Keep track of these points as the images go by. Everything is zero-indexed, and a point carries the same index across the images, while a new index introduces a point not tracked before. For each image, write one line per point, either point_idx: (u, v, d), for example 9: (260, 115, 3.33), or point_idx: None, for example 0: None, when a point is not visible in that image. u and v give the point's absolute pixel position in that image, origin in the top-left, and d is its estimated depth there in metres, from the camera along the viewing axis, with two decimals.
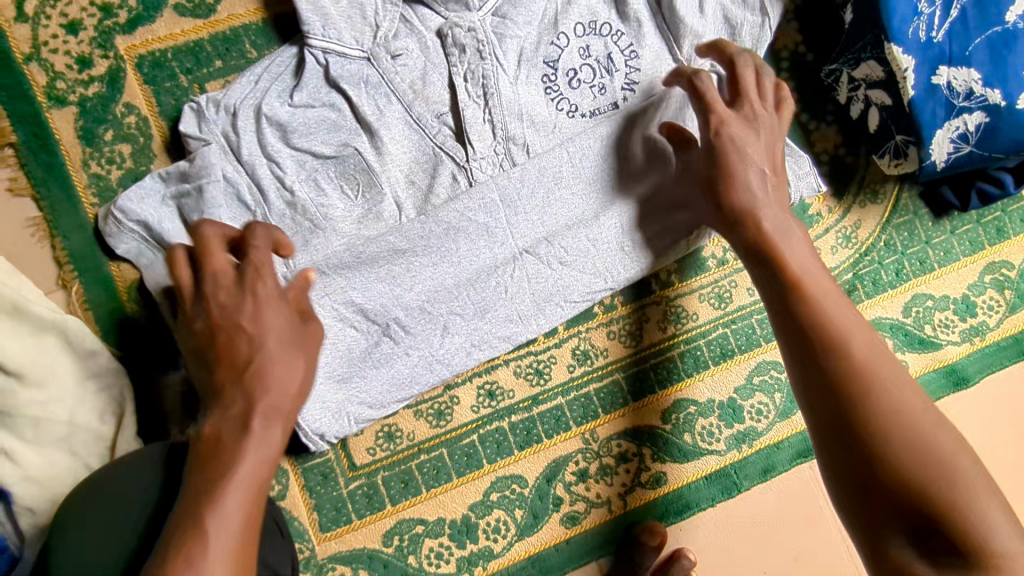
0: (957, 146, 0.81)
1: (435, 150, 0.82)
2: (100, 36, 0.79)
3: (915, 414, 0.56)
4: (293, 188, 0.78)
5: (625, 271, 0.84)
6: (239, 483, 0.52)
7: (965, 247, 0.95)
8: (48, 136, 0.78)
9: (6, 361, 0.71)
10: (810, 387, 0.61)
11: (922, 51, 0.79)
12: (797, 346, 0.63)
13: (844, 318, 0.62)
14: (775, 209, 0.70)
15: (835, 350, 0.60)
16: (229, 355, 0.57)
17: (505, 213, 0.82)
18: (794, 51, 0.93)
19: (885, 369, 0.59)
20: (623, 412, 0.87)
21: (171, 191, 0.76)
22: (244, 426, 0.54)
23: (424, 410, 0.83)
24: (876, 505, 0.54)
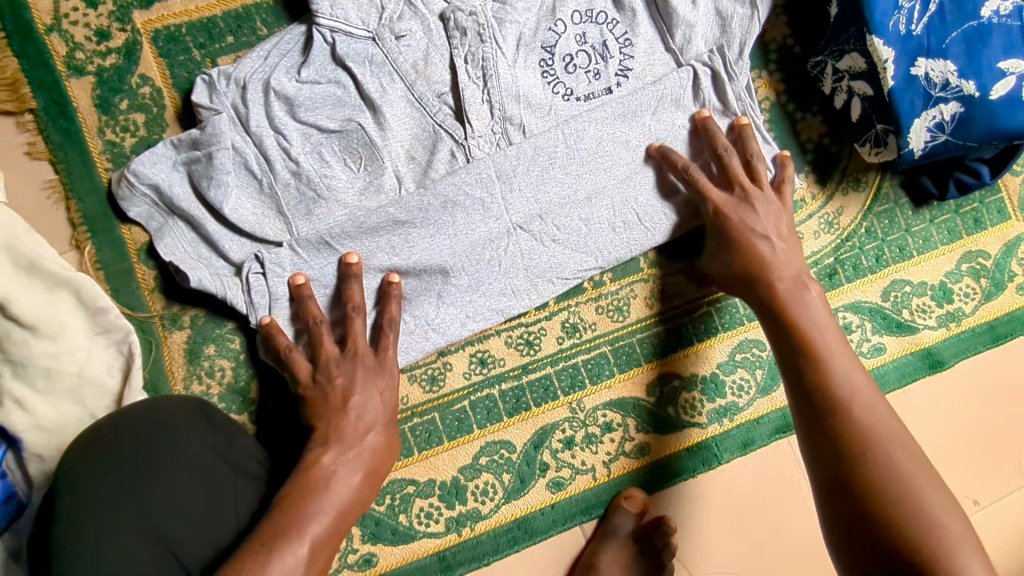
0: (933, 135, 0.85)
1: (435, 128, 0.85)
2: (119, 10, 0.83)
3: (910, 474, 0.65)
4: (295, 159, 0.82)
5: (615, 252, 0.88)
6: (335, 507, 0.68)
7: (943, 236, 0.99)
8: (66, 103, 0.82)
9: (21, 313, 0.75)
10: (817, 441, 0.71)
11: (901, 43, 0.83)
12: (809, 404, 0.73)
13: (852, 380, 0.73)
14: (796, 282, 0.81)
15: (842, 408, 0.71)
16: (357, 417, 0.75)
17: (500, 188, 0.85)
18: (783, 43, 0.97)
19: (888, 431, 0.69)
20: (656, 363, 0.91)
21: (182, 159, 0.80)
22: (353, 475, 0.72)
23: (418, 375, 0.86)
24: (863, 541, 0.64)
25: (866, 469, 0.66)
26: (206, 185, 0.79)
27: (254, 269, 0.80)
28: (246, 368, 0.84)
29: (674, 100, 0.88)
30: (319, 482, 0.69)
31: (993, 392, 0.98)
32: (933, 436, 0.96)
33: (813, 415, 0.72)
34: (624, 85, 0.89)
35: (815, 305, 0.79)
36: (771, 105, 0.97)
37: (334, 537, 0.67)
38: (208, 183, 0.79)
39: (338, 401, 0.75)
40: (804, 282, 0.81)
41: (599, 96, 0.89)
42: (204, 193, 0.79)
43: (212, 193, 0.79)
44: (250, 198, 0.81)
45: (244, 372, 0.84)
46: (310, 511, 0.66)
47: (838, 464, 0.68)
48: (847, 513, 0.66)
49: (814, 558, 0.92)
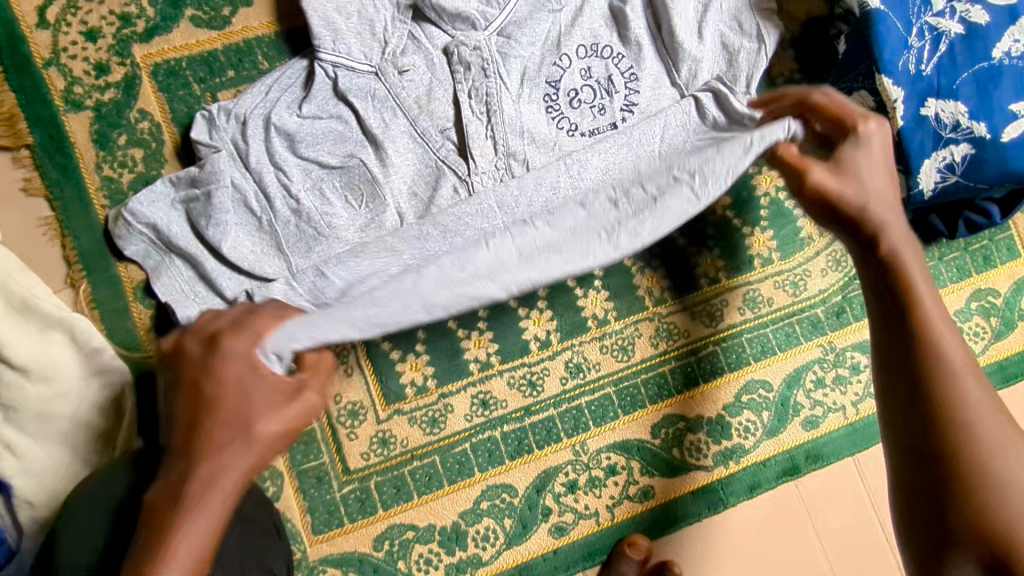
0: (943, 175, 0.83)
1: (439, 163, 0.84)
2: (118, 44, 0.82)
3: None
4: (293, 192, 0.80)
5: (627, 232, 0.68)
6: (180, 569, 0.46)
7: (952, 274, 0.97)
8: (64, 139, 0.80)
9: (14, 355, 0.73)
10: (895, 413, 0.52)
11: (911, 83, 0.82)
12: (894, 366, 0.54)
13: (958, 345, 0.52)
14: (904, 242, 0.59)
15: (939, 380, 0.50)
16: (192, 410, 0.51)
17: (503, 217, 0.81)
18: (789, 78, 0.95)
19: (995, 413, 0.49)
20: (680, 398, 0.90)
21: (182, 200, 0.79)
22: (184, 494, 0.49)
23: (418, 417, 0.85)
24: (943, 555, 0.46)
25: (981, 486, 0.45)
26: (204, 223, 0.77)
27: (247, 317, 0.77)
28: None
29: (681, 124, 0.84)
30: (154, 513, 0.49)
31: None
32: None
33: (906, 402, 0.51)
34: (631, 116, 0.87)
35: (921, 263, 0.58)
36: None
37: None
38: (206, 222, 0.77)
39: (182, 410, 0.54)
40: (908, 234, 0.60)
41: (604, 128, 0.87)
42: (202, 232, 0.78)
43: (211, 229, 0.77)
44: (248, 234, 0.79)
45: None
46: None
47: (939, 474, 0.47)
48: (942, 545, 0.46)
49: None
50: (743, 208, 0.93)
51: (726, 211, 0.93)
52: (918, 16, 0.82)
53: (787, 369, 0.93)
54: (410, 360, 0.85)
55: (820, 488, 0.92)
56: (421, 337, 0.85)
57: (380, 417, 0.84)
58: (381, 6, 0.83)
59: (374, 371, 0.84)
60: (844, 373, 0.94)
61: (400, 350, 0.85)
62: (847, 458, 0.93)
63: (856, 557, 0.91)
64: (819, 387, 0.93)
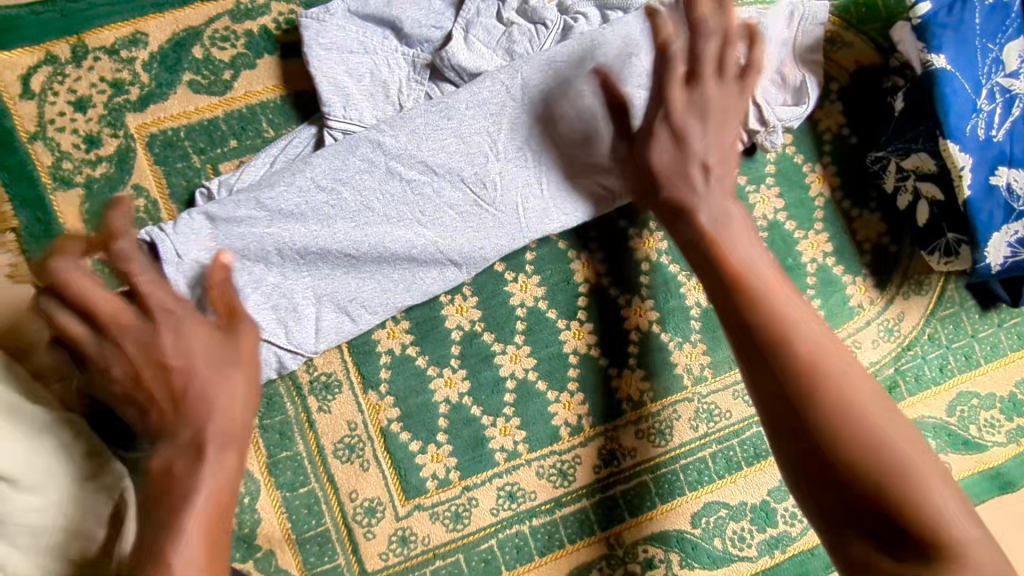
0: (1014, 250, 0.77)
1: (423, 221, 0.75)
2: (111, 113, 0.75)
3: (893, 441, 0.51)
4: (273, 272, 0.72)
5: (522, 79, 0.76)
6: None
7: (1013, 341, 0.90)
8: (52, 221, 0.74)
9: (4, 463, 0.63)
10: (754, 377, 0.56)
11: (981, 150, 0.75)
12: (740, 339, 0.58)
13: (789, 303, 0.58)
14: (719, 213, 0.66)
15: (781, 336, 0.56)
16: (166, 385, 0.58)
17: (475, 206, 0.76)
18: (838, 133, 0.88)
19: (834, 361, 0.55)
20: (567, 551, 0.80)
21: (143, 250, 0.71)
22: (197, 453, 0.56)
23: (441, 512, 0.78)
24: (836, 490, 0.52)
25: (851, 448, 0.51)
26: None
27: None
28: (252, 511, 0.75)
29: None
30: (160, 485, 0.55)
31: None
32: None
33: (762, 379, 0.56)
34: None
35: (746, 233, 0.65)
36: (826, 202, 0.87)
37: None
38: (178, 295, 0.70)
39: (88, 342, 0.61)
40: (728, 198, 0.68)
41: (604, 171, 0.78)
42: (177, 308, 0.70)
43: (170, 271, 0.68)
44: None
45: (251, 514, 0.75)
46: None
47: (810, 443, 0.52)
48: (842, 510, 0.51)
49: None
50: (788, 275, 0.86)
51: None
52: (989, 76, 0.76)
53: None
54: (431, 451, 0.78)
55: None
56: (443, 426, 0.79)
57: (400, 513, 0.78)
58: (396, 66, 0.77)
59: (393, 464, 0.78)
60: None
61: (421, 441, 0.78)
62: None
63: None
64: None
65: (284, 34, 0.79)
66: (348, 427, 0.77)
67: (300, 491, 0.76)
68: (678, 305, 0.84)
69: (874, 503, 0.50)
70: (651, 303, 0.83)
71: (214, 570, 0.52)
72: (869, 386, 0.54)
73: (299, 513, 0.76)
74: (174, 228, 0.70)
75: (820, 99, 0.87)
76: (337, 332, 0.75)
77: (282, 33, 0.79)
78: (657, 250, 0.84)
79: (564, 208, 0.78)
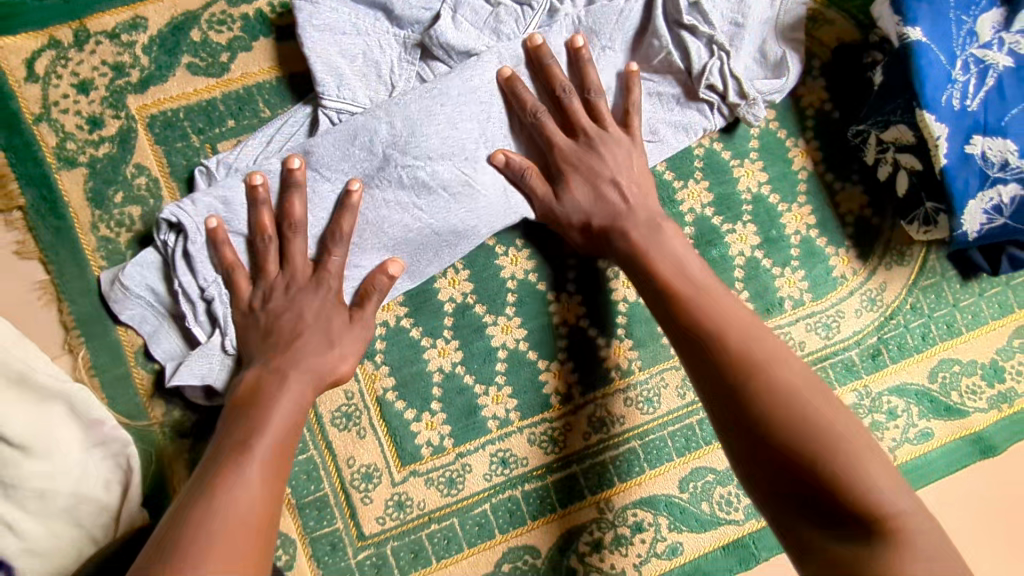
0: (990, 217, 0.79)
1: (416, 204, 0.76)
2: (112, 95, 0.78)
3: (823, 422, 0.61)
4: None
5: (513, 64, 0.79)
6: (231, 502, 0.57)
7: (994, 310, 0.92)
8: (57, 199, 0.77)
9: (10, 431, 0.69)
10: (700, 371, 0.69)
11: (956, 120, 0.77)
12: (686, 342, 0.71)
13: (722, 311, 0.71)
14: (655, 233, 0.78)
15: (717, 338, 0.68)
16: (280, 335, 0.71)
17: (465, 189, 0.77)
18: (820, 108, 0.90)
19: (764, 354, 0.66)
20: (558, 516, 0.83)
21: (163, 227, 0.73)
22: (281, 375, 0.68)
23: (435, 478, 0.81)
24: (780, 473, 0.60)
25: (775, 423, 0.62)
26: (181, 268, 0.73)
27: (222, 298, 0.73)
28: None
29: (646, 96, 0.82)
30: (248, 399, 0.67)
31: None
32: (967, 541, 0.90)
33: (708, 372, 0.68)
34: None
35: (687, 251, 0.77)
36: (809, 176, 0.90)
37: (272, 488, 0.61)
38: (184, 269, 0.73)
39: (273, 263, 0.73)
40: (658, 223, 0.78)
41: None
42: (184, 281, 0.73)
43: (191, 248, 0.72)
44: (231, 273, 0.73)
45: None
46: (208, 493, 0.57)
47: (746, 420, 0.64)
48: (790, 491, 0.59)
49: None
50: (772, 247, 0.88)
51: (755, 252, 0.88)
52: (964, 48, 0.78)
53: None
54: (426, 420, 0.81)
55: None
56: (437, 395, 0.82)
57: (396, 478, 0.80)
58: (388, 47, 0.80)
59: (389, 431, 0.81)
60: (881, 419, 0.90)
61: (415, 410, 0.81)
62: None
63: None
64: None
65: (279, 17, 0.81)
66: (345, 395, 0.80)
67: (299, 458, 0.79)
68: None
69: (815, 485, 0.58)
70: None
71: (267, 495, 0.60)
72: (795, 371, 0.65)
73: (299, 479, 0.79)
74: (192, 204, 0.73)
75: (802, 76, 0.89)
76: None
77: (276, 16, 0.81)
78: None
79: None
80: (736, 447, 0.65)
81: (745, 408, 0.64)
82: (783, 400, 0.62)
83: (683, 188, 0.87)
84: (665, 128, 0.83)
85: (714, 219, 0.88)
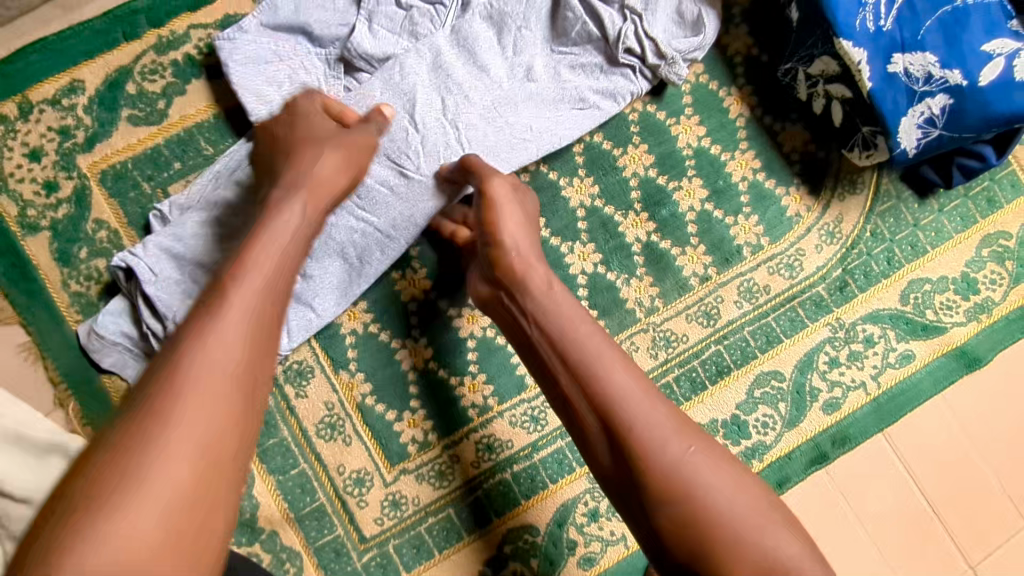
0: (924, 131, 0.80)
1: (361, 208, 0.79)
2: (63, 158, 0.82)
3: (684, 469, 0.53)
4: None
5: (434, 53, 0.81)
6: (203, 353, 0.46)
7: (956, 224, 0.92)
8: (26, 264, 0.81)
9: (18, 487, 0.70)
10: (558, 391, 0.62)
11: (872, 42, 0.77)
12: (545, 357, 0.63)
13: (574, 323, 0.63)
14: (540, 279, 0.68)
15: (570, 356, 0.61)
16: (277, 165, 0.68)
17: (403, 182, 0.79)
18: (748, 54, 0.91)
19: (618, 375, 0.58)
20: (550, 492, 0.85)
21: (121, 275, 0.77)
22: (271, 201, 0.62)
23: (425, 473, 0.83)
24: (643, 515, 0.54)
25: (661, 501, 0.53)
26: (145, 310, 0.76)
27: None
28: (251, 497, 0.81)
29: (570, 69, 0.83)
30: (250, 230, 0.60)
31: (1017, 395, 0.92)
32: (966, 443, 0.91)
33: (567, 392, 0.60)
34: (550, 106, 0.83)
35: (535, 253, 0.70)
36: (747, 122, 0.90)
37: (263, 307, 0.52)
38: (148, 310, 0.76)
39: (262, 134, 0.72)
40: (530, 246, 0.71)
41: (519, 128, 0.82)
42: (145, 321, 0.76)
43: (151, 290, 0.75)
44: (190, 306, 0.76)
45: (250, 501, 0.81)
46: (177, 348, 0.46)
47: (631, 494, 0.55)
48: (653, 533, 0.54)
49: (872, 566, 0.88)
50: (721, 198, 0.89)
51: (705, 205, 0.89)
52: None
53: (796, 355, 0.89)
54: (407, 418, 0.84)
55: (852, 470, 0.89)
56: (414, 393, 0.84)
57: (387, 479, 0.83)
58: (312, 67, 0.82)
59: (373, 436, 0.83)
60: (858, 348, 0.90)
61: (395, 410, 0.84)
62: (876, 435, 0.89)
63: (889, 519, 0.89)
64: (834, 368, 0.89)
65: (207, 57, 0.84)
66: (326, 407, 0.83)
67: (292, 473, 0.82)
68: (619, 244, 0.88)
69: (676, 536, 0.52)
70: (593, 246, 0.87)
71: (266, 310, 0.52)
72: (652, 390, 0.58)
73: (294, 493, 0.82)
74: (145, 249, 0.76)
75: (724, 25, 0.90)
76: (307, 327, 0.80)
77: (205, 57, 0.84)
78: (590, 196, 0.88)
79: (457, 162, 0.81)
80: (606, 476, 0.58)
81: (607, 436, 0.57)
82: (643, 437, 0.55)
83: (623, 155, 0.88)
84: (593, 94, 0.83)
85: (659, 179, 0.89)
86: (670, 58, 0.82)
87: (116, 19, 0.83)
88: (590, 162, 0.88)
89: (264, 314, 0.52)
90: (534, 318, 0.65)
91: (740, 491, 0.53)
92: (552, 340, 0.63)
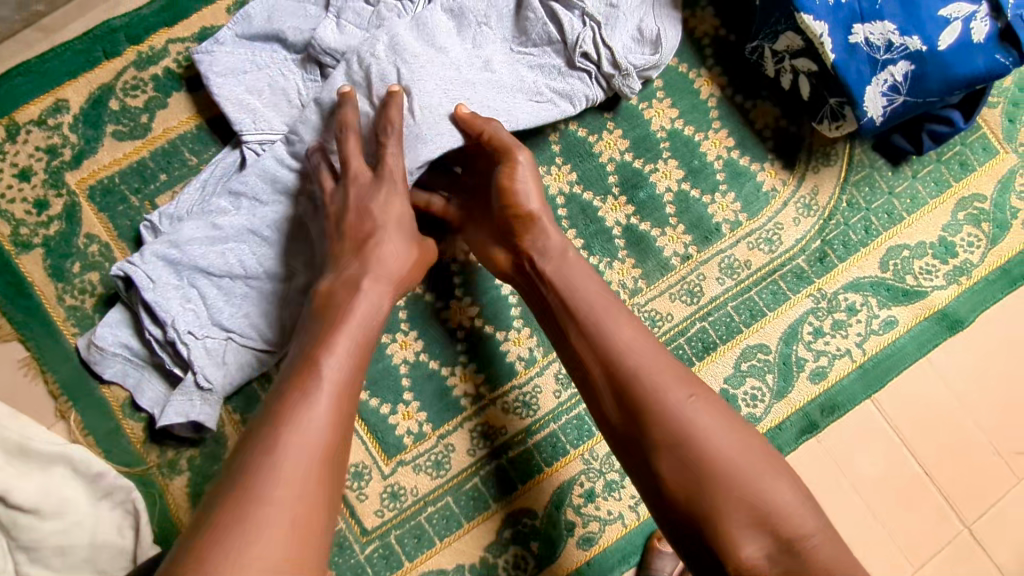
0: (889, 98, 0.81)
1: None
2: (51, 176, 0.84)
3: (687, 416, 0.59)
4: (223, 277, 0.79)
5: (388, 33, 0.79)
6: (290, 443, 0.54)
7: (931, 189, 0.93)
8: (22, 281, 0.83)
9: (22, 499, 0.73)
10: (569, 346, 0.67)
11: (832, 14, 0.78)
12: (557, 317, 0.68)
13: (586, 284, 0.68)
14: (557, 246, 0.72)
15: (583, 313, 0.66)
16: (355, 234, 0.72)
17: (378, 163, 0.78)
18: (715, 35, 0.92)
19: (626, 331, 0.64)
20: (546, 475, 0.86)
21: (120, 284, 0.79)
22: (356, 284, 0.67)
23: (422, 463, 0.85)
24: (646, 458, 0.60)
25: (663, 444, 0.58)
26: (145, 317, 0.78)
27: (185, 338, 0.77)
28: None
29: (527, 67, 0.84)
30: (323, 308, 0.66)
31: (1001, 353, 0.93)
32: (954, 405, 0.92)
33: (579, 346, 0.65)
34: (509, 95, 0.83)
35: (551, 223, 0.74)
36: (718, 101, 0.92)
37: (341, 402, 0.59)
38: (149, 317, 0.78)
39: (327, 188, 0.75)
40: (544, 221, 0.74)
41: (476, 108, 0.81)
42: (148, 327, 0.78)
43: (149, 297, 0.77)
44: (192, 310, 0.78)
45: None
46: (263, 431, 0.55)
47: (636, 440, 0.60)
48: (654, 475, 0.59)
49: (870, 533, 0.89)
50: (698, 177, 0.91)
51: (682, 185, 0.91)
52: None
53: (780, 328, 0.91)
54: (402, 411, 0.85)
55: (843, 438, 0.90)
56: (407, 386, 0.86)
57: (385, 472, 0.84)
58: (290, 73, 0.84)
59: (370, 430, 0.85)
60: (841, 317, 0.91)
61: (390, 403, 0.85)
62: (864, 401, 0.91)
63: (885, 485, 0.90)
64: (818, 338, 0.91)
65: (186, 70, 0.86)
66: None
67: None
68: (600, 228, 0.90)
69: (677, 479, 0.58)
70: (574, 232, 0.89)
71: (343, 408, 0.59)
72: (658, 346, 0.63)
73: None
74: (142, 256, 0.78)
75: (690, 9, 0.92)
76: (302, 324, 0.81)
77: (184, 70, 0.86)
78: (568, 183, 0.90)
79: (441, 141, 0.78)
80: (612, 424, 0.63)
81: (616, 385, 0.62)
82: (648, 385, 0.60)
83: (598, 141, 0.90)
84: (550, 91, 0.85)
85: (635, 162, 0.90)
86: (625, 71, 0.85)
87: (96, 38, 0.85)
88: (566, 150, 0.90)
89: (340, 405, 0.59)
90: (546, 282, 0.70)
91: (735, 435, 0.59)
92: (565, 297, 0.68)
